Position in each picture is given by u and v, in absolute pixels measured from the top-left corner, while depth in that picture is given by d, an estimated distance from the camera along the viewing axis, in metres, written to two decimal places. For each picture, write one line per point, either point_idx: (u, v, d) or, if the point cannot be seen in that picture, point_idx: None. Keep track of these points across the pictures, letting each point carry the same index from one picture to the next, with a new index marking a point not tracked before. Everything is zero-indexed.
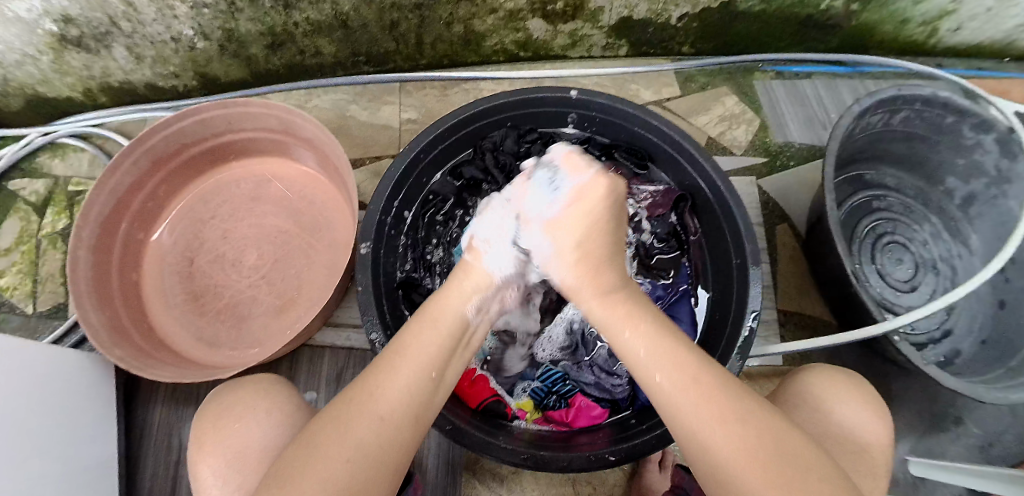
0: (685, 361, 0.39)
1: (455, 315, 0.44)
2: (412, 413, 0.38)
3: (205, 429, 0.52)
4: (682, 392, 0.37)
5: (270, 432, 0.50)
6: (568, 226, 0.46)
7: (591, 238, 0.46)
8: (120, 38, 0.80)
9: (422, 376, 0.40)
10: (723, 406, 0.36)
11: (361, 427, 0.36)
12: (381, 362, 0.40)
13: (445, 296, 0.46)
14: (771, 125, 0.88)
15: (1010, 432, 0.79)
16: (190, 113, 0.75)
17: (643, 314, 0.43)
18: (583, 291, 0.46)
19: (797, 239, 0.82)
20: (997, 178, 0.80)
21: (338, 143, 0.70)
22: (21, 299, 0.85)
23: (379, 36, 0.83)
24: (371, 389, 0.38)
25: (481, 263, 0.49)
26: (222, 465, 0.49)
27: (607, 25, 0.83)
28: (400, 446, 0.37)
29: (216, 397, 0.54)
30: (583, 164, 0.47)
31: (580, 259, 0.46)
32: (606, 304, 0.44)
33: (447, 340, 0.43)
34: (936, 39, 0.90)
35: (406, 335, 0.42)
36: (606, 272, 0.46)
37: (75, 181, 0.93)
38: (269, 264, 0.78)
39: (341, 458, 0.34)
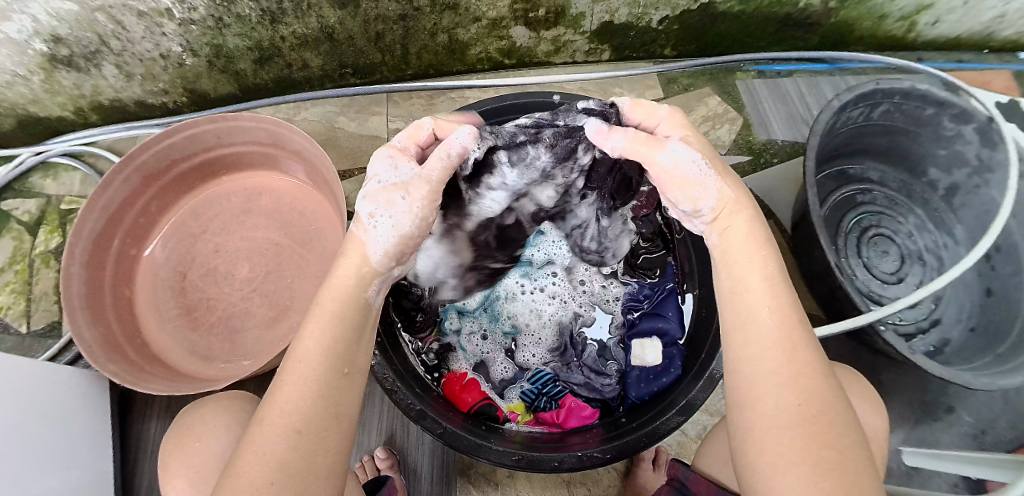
0: (792, 334, 0.38)
1: (354, 305, 0.43)
2: (329, 413, 0.38)
3: (171, 452, 0.54)
4: (777, 364, 0.37)
5: (229, 445, 0.51)
6: (696, 141, 0.47)
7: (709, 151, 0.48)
8: (109, 57, 0.81)
9: (332, 376, 0.39)
10: (807, 377, 0.36)
11: (277, 444, 0.36)
12: (284, 372, 0.39)
13: (333, 286, 0.43)
14: (754, 123, 0.89)
15: (1002, 418, 0.80)
16: (178, 130, 0.76)
17: (759, 237, 0.43)
18: (728, 204, 0.45)
19: (783, 234, 0.83)
20: (979, 167, 0.82)
21: (326, 155, 0.72)
22: (16, 318, 0.85)
23: (365, 48, 0.84)
24: (277, 402, 0.37)
25: (374, 241, 0.45)
26: (186, 485, 0.51)
27: (589, 30, 0.84)
28: (328, 446, 0.38)
29: (180, 420, 0.56)
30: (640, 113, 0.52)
31: (721, 169, 0.46)
32: (747, 212, 0.45)
33: (349, 333, 0.41)
34: (914, 33, 0.92)
35: (304, 339, 0.40)
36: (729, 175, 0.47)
37: (68, 199, 0.94)
38: (261, 275, 0.78)
39: (263, 481, 0.35)
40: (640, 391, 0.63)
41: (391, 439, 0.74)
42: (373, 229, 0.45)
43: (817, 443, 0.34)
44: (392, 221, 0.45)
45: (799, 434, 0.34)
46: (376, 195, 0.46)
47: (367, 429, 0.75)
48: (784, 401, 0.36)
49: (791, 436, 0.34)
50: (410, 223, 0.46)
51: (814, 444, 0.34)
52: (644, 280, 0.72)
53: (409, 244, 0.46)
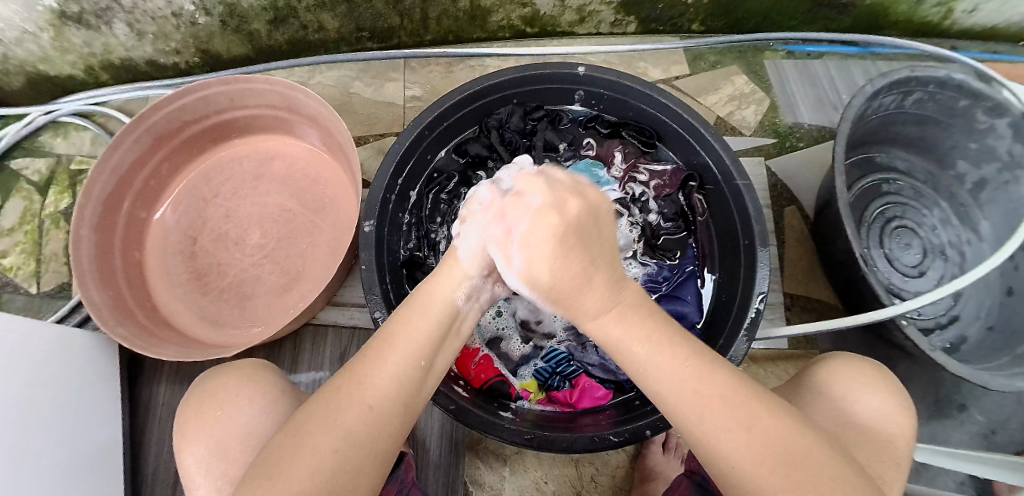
0: (690, 375, 0.36)
1: (444, 303, 0.42)
2: (401, 402, 0.37)
3: (189, 418, 0.52)
4: (691, 402, 0.35)
5: (254, 418, 0.50)
6: (536, 246, 0.38)
7: (564, 270, 0.37)
8: (120, 14, 0.79)
9: (412, 363, 0.38)
10: (727, 408, 0.35)
11: (350, 417, 0.35)
12: (370, 348, 0.39)
13: (433, 282, 0.43)
14: (781, 105, 0.87)
15: (1015, 419, 0.79)
16: (191, 91, 0.74)
17: (643, 324, 0.38)
18: (578, 315, 0.39)
19: (805, 221, 0.81)
20: (1010, 163, 0.79)
21: (341, 120, 0.70)
22: (26, 278, 0.85)
23: (383, 11, 0.81)
24: (357, 376, 0.37)
25: (463, 248, 0.45)
26: (205, 453, 0.50)
27: (616, 0, 0.81)
28: (391, 433, 0.36)
29: (201, 384, 0.54)
30: (526, 192, 0.40)
31: (557, 285, 0.37)
32: (618, 319, 0.38)
33: (437, 328, 0.41)
34: (951, 20, 0.88)
35: (394, 323, 0.40)
36: (592, 290, 0.37)
37: (78, 160, 0.93)
38: (272, 242, 0.77)
39: (328, 448, 0.34)
40: None
41: None
42: (461, 237, 0.46)
43: (783, 465, 0.33)
44: (479, 229, 0.45)
45: (763, 467, 0.33)
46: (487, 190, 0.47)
47: None
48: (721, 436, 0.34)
49: (755, 465, 0.33)
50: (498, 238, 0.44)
51: (781, 467, 0.33)
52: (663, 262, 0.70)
53: (495, 254, 0.45)
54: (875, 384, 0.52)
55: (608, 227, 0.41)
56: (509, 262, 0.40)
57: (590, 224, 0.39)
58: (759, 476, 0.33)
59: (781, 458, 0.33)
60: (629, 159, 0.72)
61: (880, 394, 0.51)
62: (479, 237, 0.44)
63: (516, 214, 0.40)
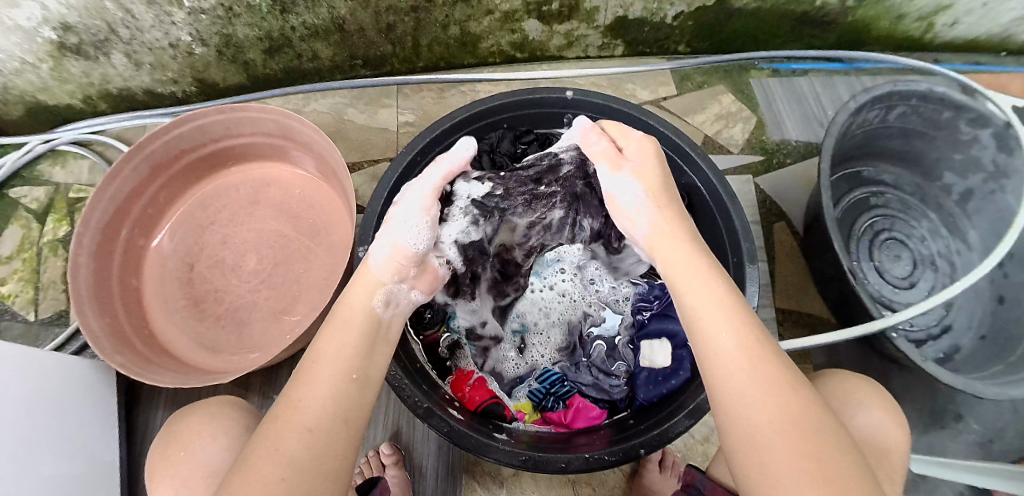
0: (752, 344, 0.37)
1: (362, 311, 0.43)
2: (339, 416, 0.37)
3: (159, 459, 0.53)
4: (745, 371, 0.36)
5: (217, 453, 0.50)
6: (653, 171, 0.49)
7: (666, 182, 0.49)
8: (118, 46, 0.81)
9: (344, 378, 0.39)
10: (775, 390, 0.35)
11: (290, 440, 0.35)
12: (300, 371, 0.40)
13: (349, 294, 0.45)
14: (768, 122, 0.88)
15: (1011, 428, 0.79)
16: (189, 120, 0.76)
17: (723, 287, 0.41)
18: (665, 228, 0.45)
19: (795, 236, 0.82)
20: (995, 173, 0.80)
21: (336, 148, 0.71)
22: (23, 305, 0.86)
23: (375, 39, 0.83)
24: (292, 400, 0.37)
25: (373, 258, 0.47)
26: (175, 493, 0.50)
27: (602, 25, 0.83)
28: (338, 451, 0.37)
29: (171, 425, 0.55)
30: (627, 130, 0.53)
31: (664, 197, 0.47)
32: (691, 245, 0.44)
33: (358, 340, 0.41)
34: (932, 34, 0.90)
35: (320, 343, 0.41)
36: (680, 209, 0.47)
37: (76, 188, 0.94)
38: (268, 267, 0.78)
39: (273, 476, 0.34)
40: (648, 393, 0.63)
41: (397, 436, 0.74)
42: (373, 248, 0.47)
43: (805, 446, 0.32)
44: (386, 235, 0.47)
45: (789, 444, 0.33)
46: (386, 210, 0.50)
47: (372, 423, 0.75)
48: (760, 410, 0.34)
49: (779, 443, 0.33)
50: (405, 235, 0.47)
51: (802, 446, 0.32)
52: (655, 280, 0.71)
53: (408, 255, 0.47)
54: (858, 387, 0.53)
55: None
56: (621, 166, 0.49)
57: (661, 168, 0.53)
58: (783, 452, 0.32)
59: (814, 447, 0.32)
60: None
61: (862, 394, 0.53)
62: (390, 238, 0.47)
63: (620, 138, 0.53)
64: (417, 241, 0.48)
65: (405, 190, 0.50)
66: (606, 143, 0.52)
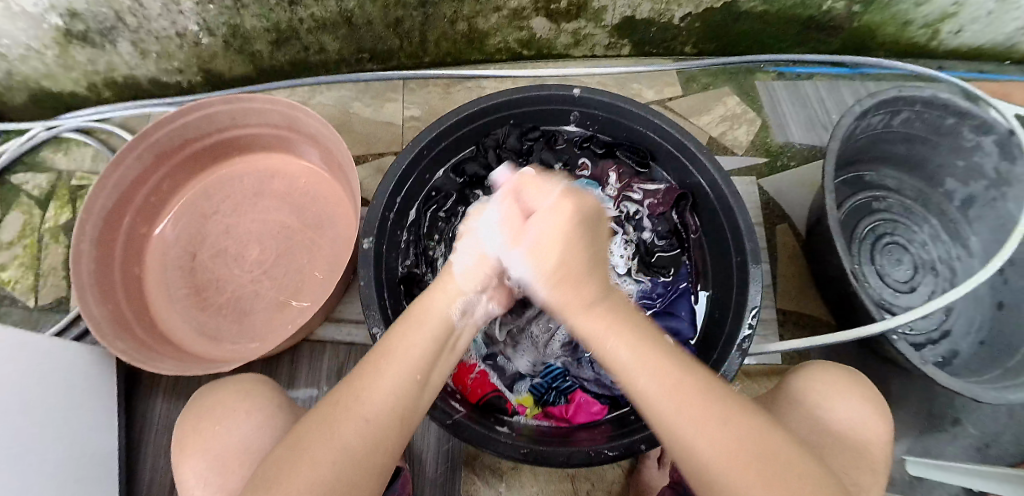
0: (670, 374, 0.36)
1: (438, 316, 0.43)
2: (397, 415, 0.37)
3: (192, 431, 0.52)
4: (675, 407, 0.34)
5: (253, 432, 0.50)
6: (545, 247, 0.42)
7: (569, 256, 0.41)
8: (124, 34, 0.81)
9: (409, 377, 0.39)
10: (711, 419, 0.33)
11: (348, 428, 0.35)
12: (368, 362, 0.39)
13: (428, 297, 0.44)
14: (772, 125, 0.89)
15: (1006, 433, 0.79)
16: (195, 109, 0.76)
17: (628, 325, 0.39)
18: (567, 304, 0.41)
19: (797, 238, 0.82)
20: (997, 180, 0.81)
21: (341, 140, 0.71)
22: (24, 292, 0.85)
23: (383, 33, 0.83)
24: (357, 390, 0.37)
25: (458, 265, 0.47)
26: (203, 467, 0.50)
27: (610, 24, 0.84)
28: (387, 448, 0.36)
29: (207, 396, 0.54)
30: (548, 186, 0.47)
31: (558, 273, 0.41)
32: (603, 314, 0.39)
33: (431, 343, 0.41)
34: (937, 41, 0.91)
35: (393, 337, 0.41)
36: (588, 284, 0.41)
37: (79, 175, 0.93)
38: (271, 258, 0.78)
39: (326, 462, 0.34)
40: None
41: None
42: (456, 255, 0.49)
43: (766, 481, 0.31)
44: (471, 248, 0.49)
45: (741, 473, 0.31)
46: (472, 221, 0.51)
47: None
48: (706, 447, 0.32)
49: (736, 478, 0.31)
50: (488, 247, 0.48)
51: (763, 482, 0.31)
52: (658, 278, 0.71)
53: (489, 269, 0.48)
54: (832, 378, 0.53)
55: (602, 238, 0.46)
56: (517, 241, 0.44)
57: (593, 221, 0.45)
58: (739, 482, 0.31)
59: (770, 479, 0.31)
60: (624, 179, 0.74)
61: (835, 384, 0.53)
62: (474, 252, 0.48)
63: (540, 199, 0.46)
64: (500, 253, 0.48)
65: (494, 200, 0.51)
66: (516, 208, 0.47)
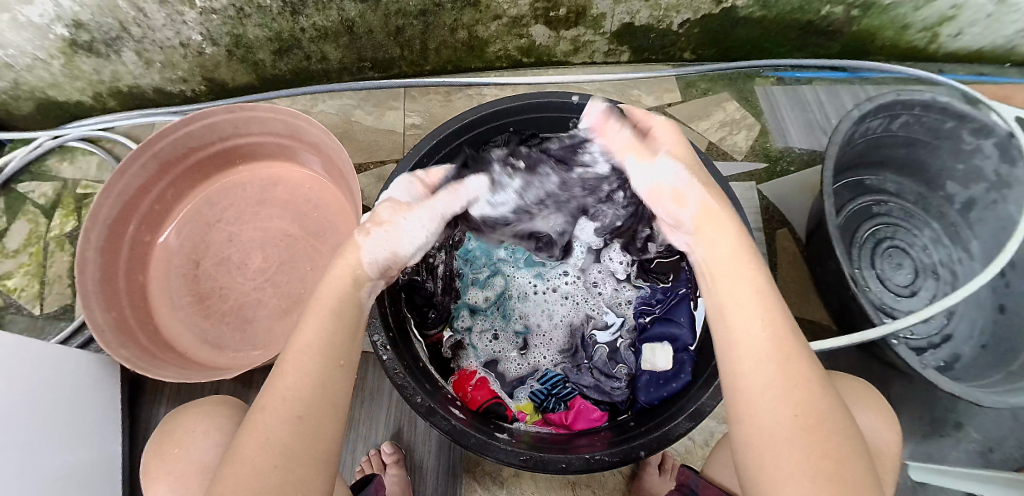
0: (778, 321, 0.36)
1: (347, 300, 0.41)
2: (324, 403, 0.37)
3: (152, 458, 0.53)
4: (773, 369, 0.34)
5: (211, 449, 0.51)
6: (685, 151, 0.46)
7: (699, 162, 0.45)
8: (129, 44, 0.82)
9: (329, 363, 0.38)
10: (800, 391, 0.33)
11: (278, 429, 0.35)
12: (281, 360, 0.38)
13: (328, 282, 0.42)
14: (772, 130, 0.89)
15: (1010, 437, 0.79)
16: (199, 118, 0.76)
17: (752, 273, 0.38)
18: (709, 210, 0.42)
19: (797, 243, 0.82)
20: (997, 183, 0.81)
21: (343, 148, 0.72)
22: (29, 300, 0.86)
23: (384, 42, 0.84)
24: (276, 390, 0.36)
25: (366, 249, 0.43)
26: (169, 490, 0.50)
27: (609, 31, 0.84)
28: (326, 436, 0.37)
29: (167, 422, 0.55)
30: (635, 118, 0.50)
31: (703, 176, 0.44)
32: (730, 235, 0.41)
33: (343, 326, 0.40)
34: (936, 44, 0.91)
35: (300, 329, 0.39)
36: (719, 190, 0.44)
37: (84, 183, 0.94)
38: (273, 266, 0.79)
39: (266, 467, 0.34)
40: (649, 395, 0.63)
41: (398, 435, 0.74)
42: (371, 236, 0.43)
43: (823, 455, 0.31)
44: (390, 235, 0.44)
45: (792, 411, 0.33)
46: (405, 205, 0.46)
47: (374, 422, 0.75)
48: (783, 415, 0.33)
49: (794, 446, 0.32)
50: (408, 245, 0.45)
51: (819, 455, 0.31)
52: (657, 284, 0.72)
53: (399, 262, 0.45)
54: (853, 389, 0.54)
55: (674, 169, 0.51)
56: (654, 150, 0.45)
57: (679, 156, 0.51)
58: (802, 452, 0.31)
59: (829, 454, 0.31)
60: None
61: (858, 395, 0.53)
62: (391, 238, 0.44)
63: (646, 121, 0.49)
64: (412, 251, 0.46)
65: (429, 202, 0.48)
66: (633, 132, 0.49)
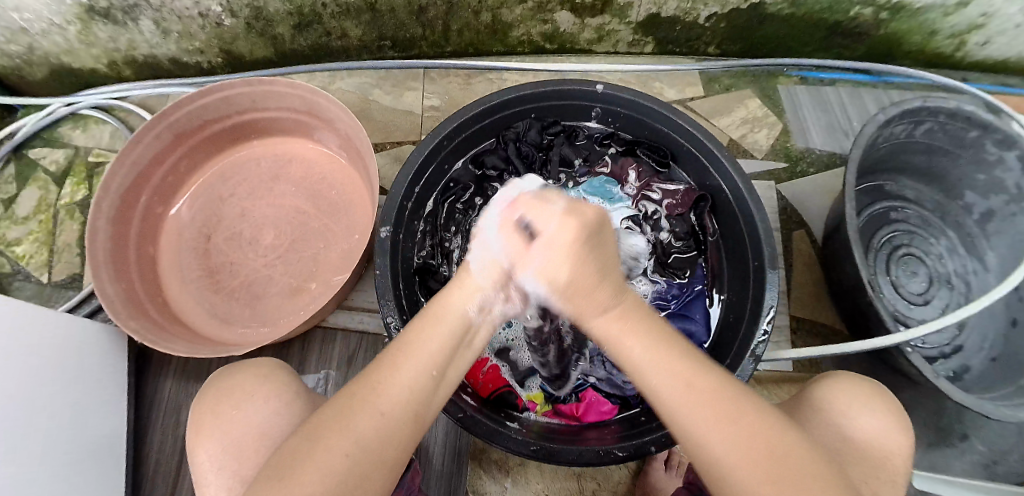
0: (687, 373, 0.36)
1: (458, 312, 0.41)
2: (412, 411, 0.37)
3: (202, 415, 0.51)
4: (688, 407, 0.35)
5: (269, 417, 0.50)
6: (555, 266, 0.37)
7: (581, 274, 0.37)
8: (147, 12, 0.81)
9: (425, 373, 0.38)
10: (726, 419, 0.34)
11: (362, 423, 0.35)
12: (387, 356, 0.39)
13: (448, 291, 0.42)
14: (793, 130, 0.88)
15: (1015, 452, 0.78)
16: (214, 90, 0.76)
17: (647, 328, 0.38)
18: (582, 313, 0.39)
19: (814, 245, 0.81)
20: (1018, 195, 0.79)
21: (360, 126, 0.71)
22: (38, 267, 0.86)
23: (405, 21, 0.83)
24: (374, 383, 0.37)
25: (474, 258, 0.43)
26: (219, 450, 0.49)
27: (634, 21, 0.83)
28: (400, 442, 0.36)
29: (211, 383, 0.54)
30: (547, 200, 0.40)
31: (571, 290, 0.38)
32: (618, 318, 0.38)
33: (450, 339, 0.40)
34: (963, 52, 0.89)
35: (410, 332, 0.40)
36: (601, 293, 0.38)
37: (96, 152, 0.94)
38: (286, 243, 0.78)
39: (341, 451, 0.34)
40: None
41: None
42: (478, 239, 0.44)
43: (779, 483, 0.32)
44: (490, 236, 0.42)
45: (750, 468, 0.33)
46: (486, 211, 0.45)
47: None
48: (725, 442, 0.34)
49: (749, 473, 0.33)
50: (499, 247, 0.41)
51: (775, 483, 0.32)
52: (673, 279, 0.71)
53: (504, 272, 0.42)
54: (838, 393, 0.52)
55: (609, 239, 0.42)
56: (522, 262, 0.39)
57: (599, 234, 0.39)
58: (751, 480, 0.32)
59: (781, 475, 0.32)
60: (643, 178, 0.74)
61: (839, 398, 0.52)
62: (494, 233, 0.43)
63: (543, 217, 0.38)
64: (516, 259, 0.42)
65: (509, 188, 0.46)
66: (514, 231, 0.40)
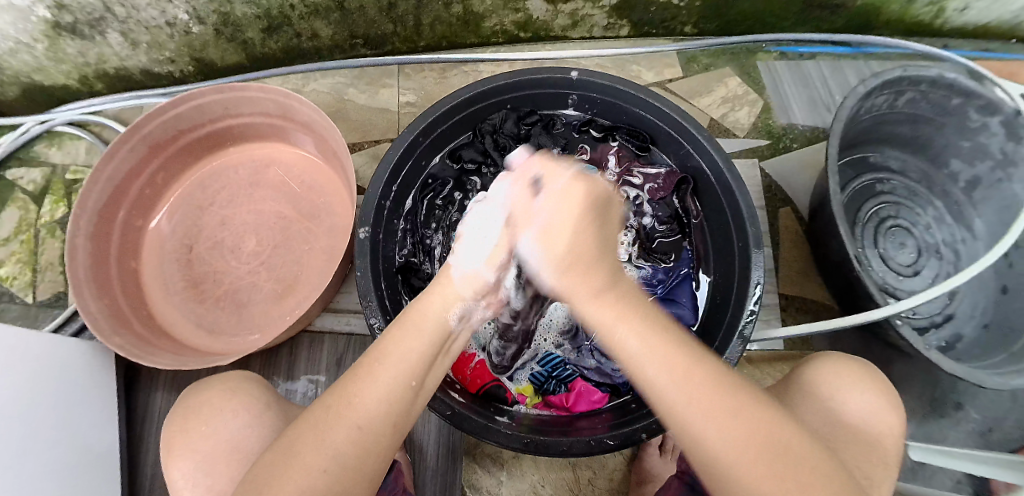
0: (683, 367, 0.35)
1: (436, 321, 0.41)
2: (391, 423, 0.36)
3: (174, 435, 0.51)
4: (688, 401, 0.33)
5: (239, 430, 0.49)
6: (558, 231, 0.39)
7: (581, 241, 0.38)
8: (114, 24, 0.79)
9: (403, 383, 0.37)
10: (724, 411, 0.33)
11: (339, 436, 0.35)
12: (362, 366, 0.38)
13: (425, 299, 0.42)
14: (774, 106, 0.87)
15: (1009, 417, 0.78)
16: (186, 99, 0.74)
17: (639, 314, 0.37)
18: (575, 295, 0.39)
19: (800, 221, 0.81)
20: (1003, 161, 0.79)
21: (335, 127, 0.70)
22: (22, 288, 0.85)
23: (376, 17, 0.82)
24: (349, 396, 0.36)
25: (456, 266, 0.45)
26: (190, 469, 0.49)
27: (608, 4, 0.82)
28: (379, 453, 0.36)
29: (184, 400, 0.53)
30: (559, 167, 0.43)
31: (568, 258, 0.38)
32: (612, 305, 0.37)
33: (428, 349, 0.39)
34: (943, 19, 0.89)
35: (387, 341, 0.39)
36: (598, 272, 0.38)
37: (73, 169, 0.92)
38: (268, 249, 0.77)
39: (319, 468, 0.33)
40: None
41: None
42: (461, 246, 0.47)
43: (778, 472, 0.32)
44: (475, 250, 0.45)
45: (747, 463, 0.32)
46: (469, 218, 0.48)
47: None
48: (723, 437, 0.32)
49: (746, 469, 0.32)
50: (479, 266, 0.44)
51: (775, 472, 0.31)
52: (658, 265, 0.70)
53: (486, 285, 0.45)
54: (829, 375, 0.52)
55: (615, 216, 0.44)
56: (527, 228, 0.41)
57: (604, 209, 0.42)
58: (749, 473, 0.32)
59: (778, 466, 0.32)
60: (623, 163, 0.72)
61: (834, 380, 0.51)
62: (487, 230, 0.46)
63: (548, 179, 0.42)
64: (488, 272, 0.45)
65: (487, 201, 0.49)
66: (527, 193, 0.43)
